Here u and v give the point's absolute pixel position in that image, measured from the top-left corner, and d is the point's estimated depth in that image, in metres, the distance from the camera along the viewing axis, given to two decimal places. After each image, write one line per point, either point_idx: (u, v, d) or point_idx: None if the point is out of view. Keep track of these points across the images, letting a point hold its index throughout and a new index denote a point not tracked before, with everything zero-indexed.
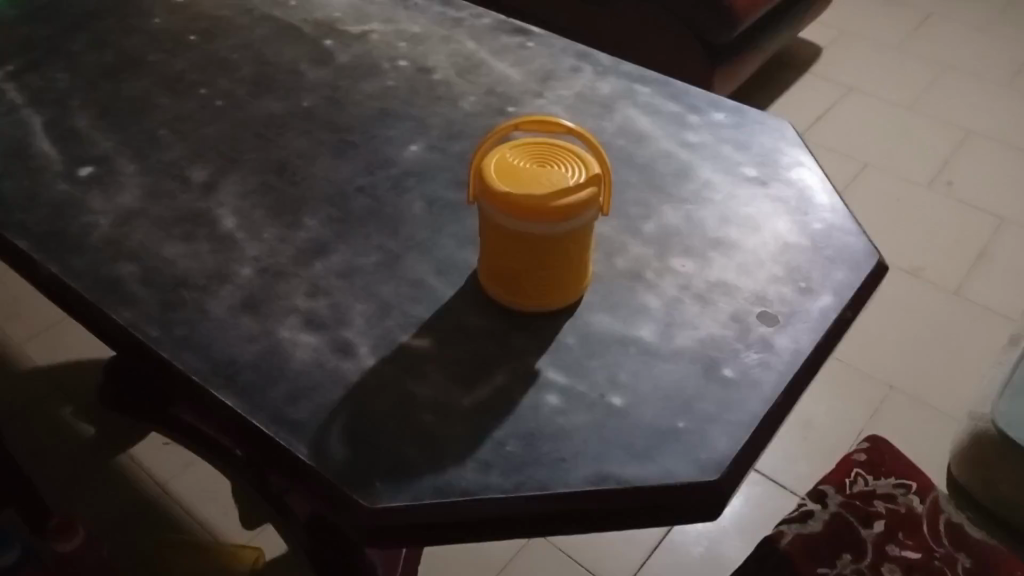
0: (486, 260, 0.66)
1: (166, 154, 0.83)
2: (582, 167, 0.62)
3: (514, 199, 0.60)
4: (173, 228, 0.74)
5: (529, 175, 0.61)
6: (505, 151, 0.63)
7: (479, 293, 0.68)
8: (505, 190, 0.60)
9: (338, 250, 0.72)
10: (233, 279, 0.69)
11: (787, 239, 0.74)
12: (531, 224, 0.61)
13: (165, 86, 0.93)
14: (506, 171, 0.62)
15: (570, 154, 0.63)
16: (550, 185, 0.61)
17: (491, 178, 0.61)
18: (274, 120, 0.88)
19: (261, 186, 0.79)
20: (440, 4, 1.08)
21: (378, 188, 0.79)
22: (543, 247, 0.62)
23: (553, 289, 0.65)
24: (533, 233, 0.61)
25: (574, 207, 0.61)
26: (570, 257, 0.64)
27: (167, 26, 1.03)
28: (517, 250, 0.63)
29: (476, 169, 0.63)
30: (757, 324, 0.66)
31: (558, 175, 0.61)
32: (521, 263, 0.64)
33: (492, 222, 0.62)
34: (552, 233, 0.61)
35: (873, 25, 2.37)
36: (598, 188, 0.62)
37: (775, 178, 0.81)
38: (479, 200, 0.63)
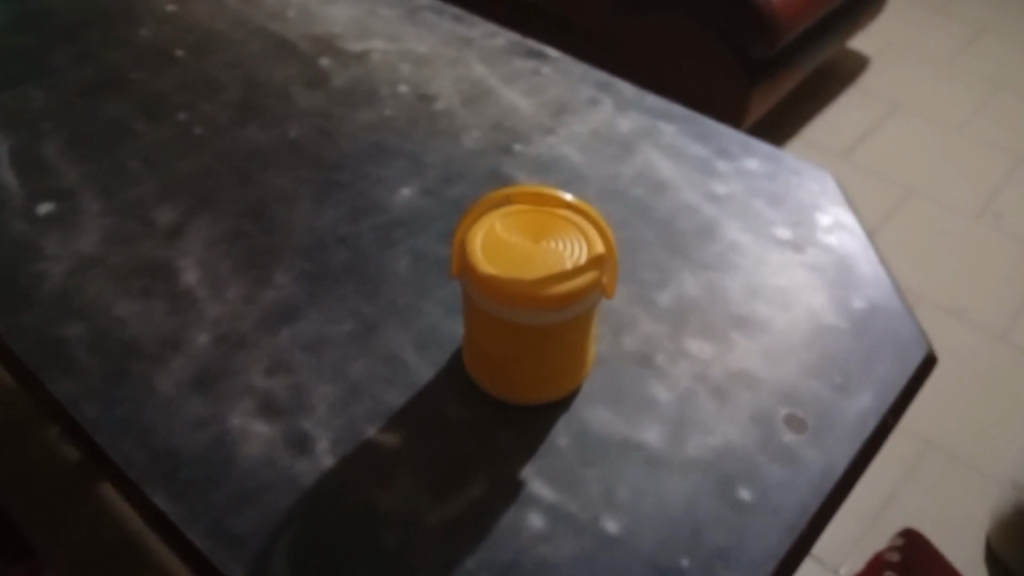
0: (470, 341, 0.58)
1: (134, 191, 0.75)
2: (583, 245, 0.53)
3: (501, 285, 0.51)
4: (129, 281, 0.67)
5: (520, 253, 0.52)
6: (496, 221, 0.54)
7: (462, 376, 0.60)
8: (491, 272, 0.52)
9: (308, 315, 0.64)
10: (187, 348, 0.62)
11: (823, 321, 0.65)
12: (520, 313, 0.52)
13: (143, 109, 0.85)
14: (494, 246, 0.53)
15: (572, 227, 0.54)
16: (544, 268, 0.52)
17: (477, 255, 0.52)
18: (256, 152, 0.80)
19: (231, 233, 0.71)
20: (450, 21, 0.99)
21: (362, 240, 0.70)
22: (534, 337, 0.54)
23: (545, 381, 0.57)
24: (523, 322, 0.53)
25: (571, 296, 0.52)
26: (566, 348, 0.55)
27: (155, 38, 0.95)
28: (504, 338, 0.54)
29: (461, 239, 0.54)
30: (782, 430, 0.57)
31: (555, 255, 0.52)
32: (508, 352, 0.55)
33: (476, 303, 0.54)
34: (545, 322, 0.53)
35: (923, 35, 2.23)
36: (601, 271, 0.53)
37: (811, 242, 0.71)
38: (463, 278, 0.54)
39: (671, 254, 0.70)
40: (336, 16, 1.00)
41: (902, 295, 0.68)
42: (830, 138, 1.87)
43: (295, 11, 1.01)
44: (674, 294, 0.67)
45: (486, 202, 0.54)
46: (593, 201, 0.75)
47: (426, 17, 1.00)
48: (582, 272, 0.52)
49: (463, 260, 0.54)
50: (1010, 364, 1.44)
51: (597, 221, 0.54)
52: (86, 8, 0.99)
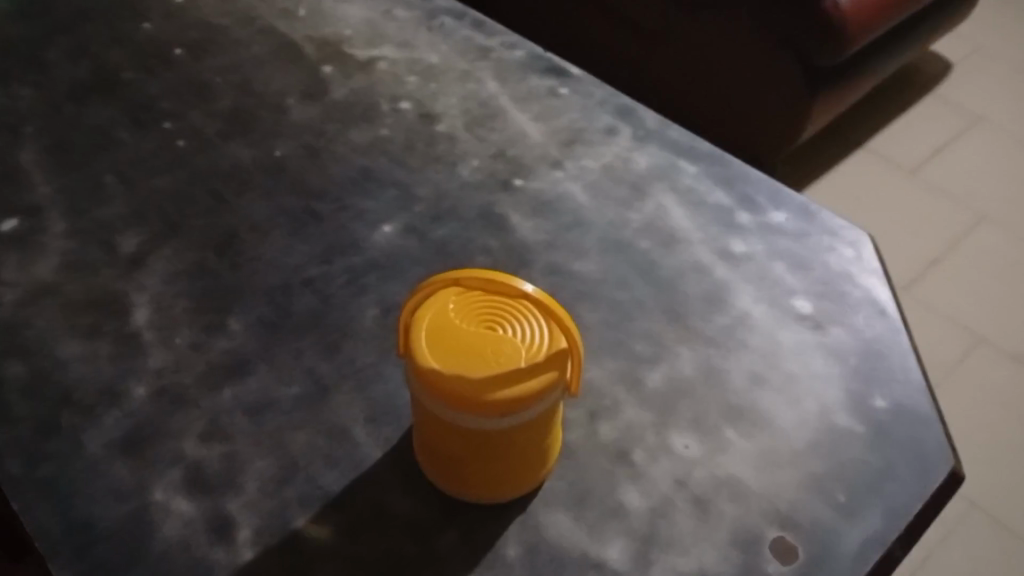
0: (417, 426, 0.51)
1: (104, 212, 0.71)
2: (542, 340, 0.46)
3: (442, 381, 0.45)
4: (79, 317, 0.62)
5: (468, 344, 0.45)
6: (447, 300, 0.47)
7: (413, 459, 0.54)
8: (432, 365, 0.45)
9: (257, 371, 0.58)
10: (123, 401, 0.57)
11: (834, 421, 0.57)
12: (462, 416, 0.45)
13: (131, 116, 0.81)
14: (440, 332, 0.46)
15: (533, 317, 0.47)
16: (492, 366, 0.45)
17: (419, 341, 0.46)
18: (237, 173, 0.74)
19: (194, 267, 0.66)
20: (468, 27, 0.91)
21: (330, 285, 0.64)
22: (479, 440, 0.47)
23: (495, 484, 0.50)
24: (465, 425, 0.46)
25: (520, 402, 0.45)
26: (518, 453, 0.48)
27: (157, 34, 0.90)
28: (448, 437, 0.48)
29: (408, 317, 0.48)
30: (767, 559, 0.50)
31: (508, 349, 0.45)
32: (453, 450, 0.48)
33: (419, 397, 0.47)
34: (491, 427, 0.46)
35: (1018, 41, 2.04)
36: (559, 374, 0.46)
37: (836, 319, 0.62)
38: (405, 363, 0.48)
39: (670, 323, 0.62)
40: (349, 16, 0.93)
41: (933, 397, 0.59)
42: (900, 151, 1.72)
43: (306, 9, 0.94)
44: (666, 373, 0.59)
45: (437, 278, 0.47)
46: (591, 253, 0.67)
47: (444, 21, 0.92)
48: (537, 373, 0.45)
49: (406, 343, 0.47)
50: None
51: (561, 314, 0.46)
52: None
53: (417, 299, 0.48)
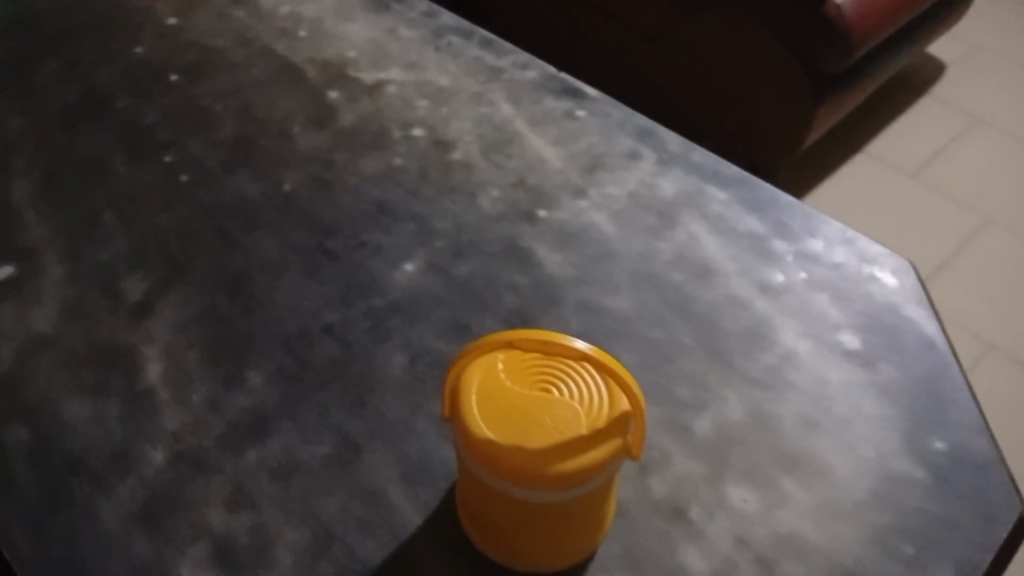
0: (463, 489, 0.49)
1: (104, 253, 0.66)
2: (601, 402, 0.43)
3: (497, 452, 0.42)
4: (84, 372, 0.58)
5: (523, 410, 0.43)
6: (498, 361, 0.45)
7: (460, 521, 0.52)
8: (485, 433, 0.43)
9: (281, 431, 0.56)
10: (137, 469, 0.54)
11: (892, 466, 0.54)
12: (519, 488, 0.43)
13: (127, 147, 0.76)
14: (492, 397, 0.44)
15: (589, 377, 0.44)
16: (550, 434, 0.42)
17: (470, 407, 0.43)
18: (244, 207, 0.70)
19: (205, 313, 0.62)
20: (477, 47, 0.88)
21: (352, 331, 0.61)
22: (536, 511, 0.44)
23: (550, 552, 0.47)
24: (522, 496, 0.44)
25: (581, 473, 0.42)
26: (576, 523, 0.46)
27: (150, 57, 0.85)
28: (500, 506, 0.45)
29: (455, 379, 0.45)
30: None
31: (565, 414, 0.43)
32: (505, 519, 0.46)
33: (470, 466, 0.45)
34: (549, 499, 0.43)
35: (1009, 39, 2.04)
36: (620, 441, 0.43)
37: (884, 355, 0.60)
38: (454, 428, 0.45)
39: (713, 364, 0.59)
40: (351, 36, 0.89)
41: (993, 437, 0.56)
42: (900, 155, 1.71)
43: (306, 29, 0.90)
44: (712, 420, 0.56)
45: (487, 339, 0.45)
46: (624, 288, 0.64)
47: (452, 40, 0.89)
48: (597, 440, 0.43)
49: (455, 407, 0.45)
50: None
51: (620, 375, 0.44)
52: (82, 14, 0.89)
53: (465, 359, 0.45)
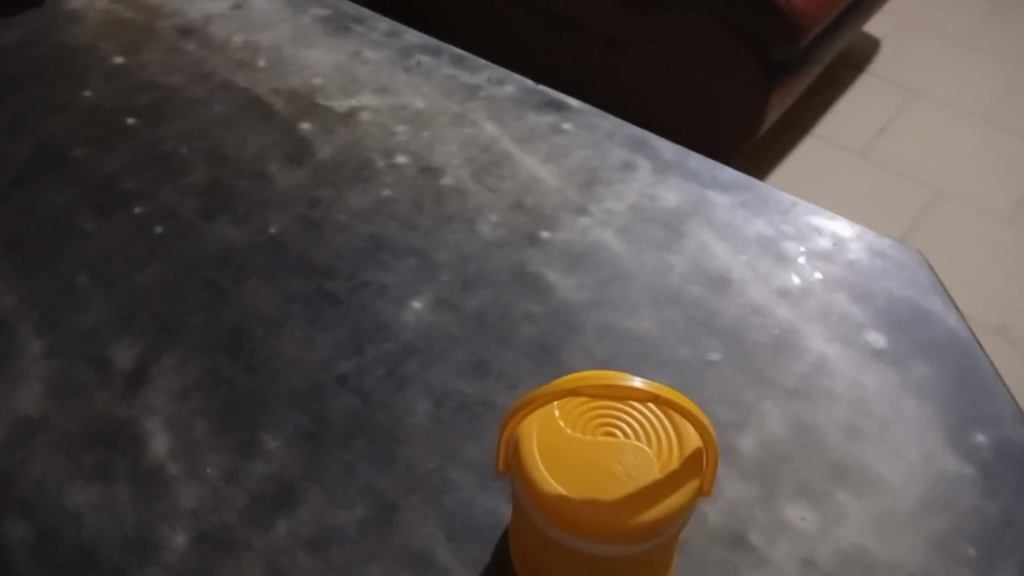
0: (520, 544, 0.48)
1: (84, 321, 0.60)
2: (667, 443, 0.44)
3: (572, 508, 0.42)
4: (81, 456, 0.53)
5: (591, 460, 0.43)
6: (556, 411, 0.44)
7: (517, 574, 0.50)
8: (557, 489, 0.42)
9: (310, 497, 0.52)
10: (159, 555, 0.49)
11: (942, 466, 0.54)
12: (596, 543, 0.42)
13: (90, 202, 0.68)
14: (556, 450, 0.43)
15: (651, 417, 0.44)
16: (624, 483, 0.42)
17: (536, 463, 0.43)
18: (230, 257, 0.65)
19: (206, 377, 0.57)
20: (449, 65, 0.84)
21: (368, 380, 0.58)
22: (609, 564, 0.44)
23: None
24: (596, 552, 0.43)
25: (660, 521, 0.42)
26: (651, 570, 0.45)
27: (101, 100, 0.76)
28: (570, 563, 0.44)
29: (511, 432, 0.45)
30: None
31: (635, 460, 0.43)
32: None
33: (540, 526, 0.44)
34: (626, 552, 0.43)
35: (934, 12, 2.10)
36: (694, 482, 0.43)
37: (913, 351, 0.60)
38: (515, 485, 0.44)
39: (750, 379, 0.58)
40: (315, 62, 0.83)
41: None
42: (849, 134, 1.73)
43: (265, 58, 0.83)
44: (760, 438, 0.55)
45: (545, 389, 0.43)
46: (643, 307, 0.62)
47: (421, 59, 0.85)
48: (672, 485, 0.42)
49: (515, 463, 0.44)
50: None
51: (685, 406, 0.42)
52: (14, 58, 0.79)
53: (521, 411, 0.44)
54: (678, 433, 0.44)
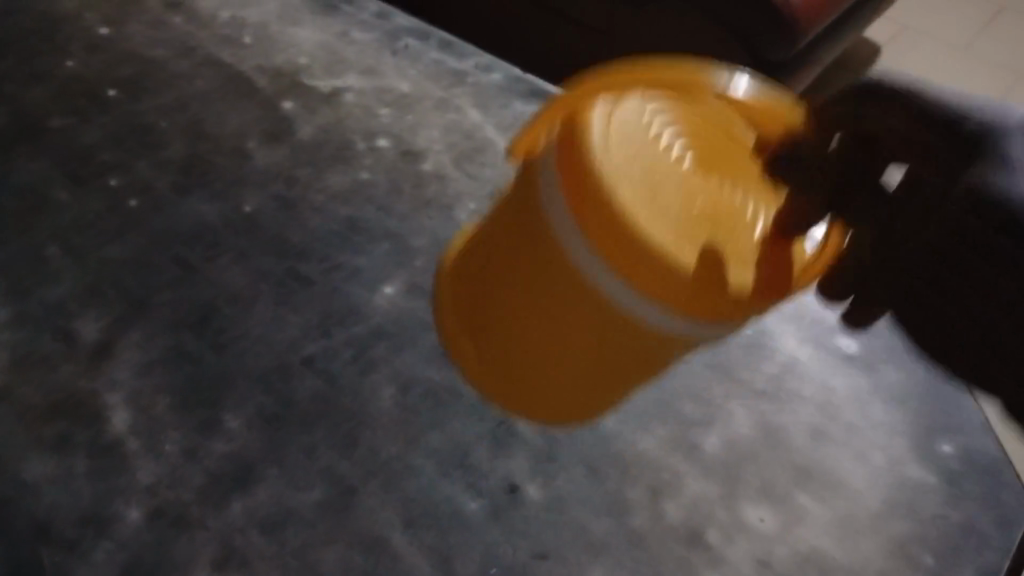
0: (509, 239, 0.53)
1: (49, 291, 0.58)
2: (755, 198, 0.51)
3: (644, 276, 0.46)
4: (38, 427, 0.51)
5: (676, 182, 0.48)
6: (628, 111, 0.50)
7: (496, 380, 0.57)
8: (626, 181, 0.46)
9: (268, 477, 0.52)
10: (114, 530, 0.48)
11: (903, 469, 0.60)
12: (646, 302, 0.47)
13: (64, 171, 0.65)
14: (638, 148, 0.48)
15: (718, 145, 0.52)
16: (706, 240, 0.47)
17: (608, 164, 0.46)
18: (204, 233, 0.63)
19: (171, 353, 0.56)
20: (437, 49, 0.84)
21: (335, 362, 0.57)
22: (637, 335, 0.49)
23: (615, 377, 0.53)
24: (640, 317, 0.48)
25: (739, 299, 0.47)
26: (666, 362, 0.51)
27: (85, 71, 0.73)
28: (604, 327, 0.50)
29: (562, 133, 0.49)
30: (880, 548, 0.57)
31: (727, 224, 0.49)
32: (588, 334, 0.51)
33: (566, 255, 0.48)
34: (669, 329, 0.48)
35: (934, 16, 2.09)
36: (831, 234, 0.50)
37: (882, 360, 0.66)
38: (560, 208, 0.48)
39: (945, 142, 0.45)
40: (301, 41, 0.81)
41: (996, 435, 0.63)
42: None
43: (252, 35, 0.81)
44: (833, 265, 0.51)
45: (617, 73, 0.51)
46: None
47: (408, 42, 0.84)
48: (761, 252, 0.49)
49: (566, 145, 0.48)
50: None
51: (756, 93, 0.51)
52: None
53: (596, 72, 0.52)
54: (746, 182, 0.51)
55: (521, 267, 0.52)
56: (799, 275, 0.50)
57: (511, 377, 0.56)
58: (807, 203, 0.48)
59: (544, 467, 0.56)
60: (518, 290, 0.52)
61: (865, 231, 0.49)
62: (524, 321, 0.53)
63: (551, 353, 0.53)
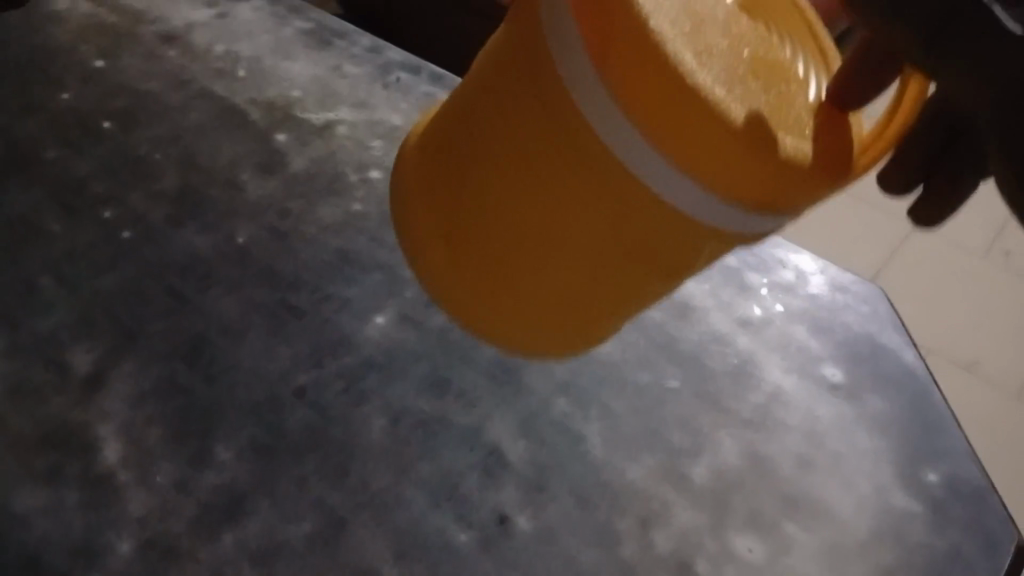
0: (491, 129, 0.51)
1: (41, 323, 0.58)
2: (807, 57, 0.54)
3: (684, 130, 0.45)
4: (29, 459, 0.51)
5: (722, 22, 0.49)
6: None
7: (482, 269, 0.55)
8: (666, 19, 0.45)
9: (259, 509, 0.52)
10: (105, 563, 0.48)
11: (890, 498, 0.61)
12: (678, 172, 0.46)
13: (57, 202, 0.65)
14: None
15: (760, 12, 0.53)
16: (754, 87, 0.47)
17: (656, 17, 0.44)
18: (196, 265, 0.64)
19: (162, 384, 0.56)
20: (428, 83, 0.86)
21: (326, 393, 0.58)
22: (661, 217, 0.48)
23: (604, 259, 0.52)
24: (668, 198, 0.47)
25: (797, 166, 0.46)
26: (668, 249, 0.50)
27: (79, 103, 0.73)
28: (603, 189, 0.48)
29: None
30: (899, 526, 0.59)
31: (782, 75, 0.50)
32: (603, 207, 0.49)
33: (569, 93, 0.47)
34: (698, 214, 0.48)
35: None
36: (889, 99, 0.51)
37: (867, 388, 0.67)
38: (579, 58, 0.46)
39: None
40: (293, 74, 0.82)
41: (980, 462, 0.64)
42: None
43: (245, 67, 0.81)
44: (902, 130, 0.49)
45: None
46: None
47: (399, 76, 0.86)
48: (822, 118, 0.50)
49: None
50: (998, 433, 1.44)
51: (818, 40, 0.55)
52: None
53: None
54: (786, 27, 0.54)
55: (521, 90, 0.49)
56: (857, 153, 0.50)
57: (509, 258, 0.54)
58: (871, 80, 0.48)
59: (534, 497, 0.56)
60: (522, 138, 0.50)
61: (949, 69, 0.41)
62: (527, 189, 0.51)
63: (555, 229, 0.51)
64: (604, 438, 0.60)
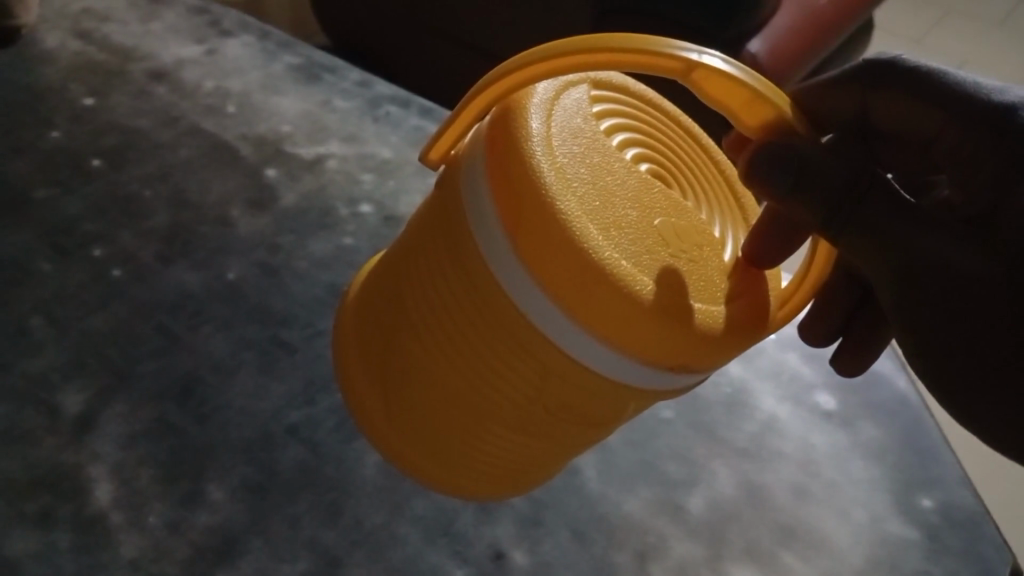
0: (413, 284, 0.50)
1: (32, 363, 0.57)
2: (721, 217, 0.53)
3: (591, 302, 0.43)
4: (19, 502, 0.50)
5: (632, 189, 0.46)
6: (567, 98, 0.48)
7: (401, 417, 0.54)
8: (577, 192, 0.44)
9: (252, 549, 0.51)
10: None
11: (885, 527, 0.60)
12: (588, 337, 0.45)
13: (48, 242, 0.65)
14: (587, 148, 0.46)
15: (674, 168, 0.52)
16: (666, 258, 0.45)
17: (561, 183, 0.43)
18: (188, 302, 0.64)
19: (153, 424, 0.56)
20: (417, 116, 0.87)
21: (319, 430, 0.58)
22: (578, 379, 0.46)
23: (525, 421, 0.50)
24: (584, 359, 0.46)
25: (708, 335, 0.46)
26: (595, 408, 0.48)
27: (69, 142, 0.73)
28: (510, 353, 0.47)
29: (489, 143, 0.46)
30: (895, 561, 0.59)
31: (695, 240, 0.48)
32: (514, 373, 0.47)
33: (479, 256, 0.46)
34: (615, 373, 0.46)
35: None
36: (803, 259, 0.53)
37: (860, 416, 0.68)
38: (491, 228, 0.45)
39: (908, 150, 0.57)
40: (283, 110, 0.83)
41: (974, 489, 0.64)
42: None
43: (235, 104, 0.82)
44: (820, 295, 0.62)
45: (552, 56, 0.44)
46: None
47: (389, 110, 0.86)
48: (734, 282, 0.49)
49: (497, 148, 0.45)
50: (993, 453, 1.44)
51: (714, 176, 0.55)
52: None
53: (550, 56, 0.44)
54: (698, 177, 0.53)
55: (437, 253, 0.49)
56: (778, 306, 0.51)
57: (426, 416, 0.52)
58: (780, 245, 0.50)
59: (530, 532, 0.56)
60: (434, 299, 0.49)
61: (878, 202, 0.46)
62: (437, 355, 0.49)
63: (463, 391, 0.49)
64: (599, 470, 0.60)
